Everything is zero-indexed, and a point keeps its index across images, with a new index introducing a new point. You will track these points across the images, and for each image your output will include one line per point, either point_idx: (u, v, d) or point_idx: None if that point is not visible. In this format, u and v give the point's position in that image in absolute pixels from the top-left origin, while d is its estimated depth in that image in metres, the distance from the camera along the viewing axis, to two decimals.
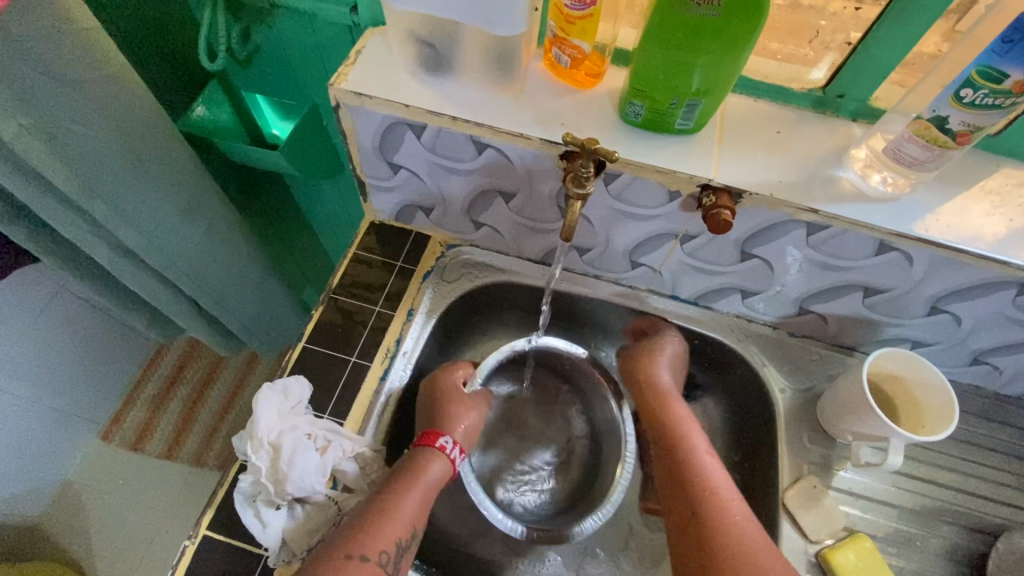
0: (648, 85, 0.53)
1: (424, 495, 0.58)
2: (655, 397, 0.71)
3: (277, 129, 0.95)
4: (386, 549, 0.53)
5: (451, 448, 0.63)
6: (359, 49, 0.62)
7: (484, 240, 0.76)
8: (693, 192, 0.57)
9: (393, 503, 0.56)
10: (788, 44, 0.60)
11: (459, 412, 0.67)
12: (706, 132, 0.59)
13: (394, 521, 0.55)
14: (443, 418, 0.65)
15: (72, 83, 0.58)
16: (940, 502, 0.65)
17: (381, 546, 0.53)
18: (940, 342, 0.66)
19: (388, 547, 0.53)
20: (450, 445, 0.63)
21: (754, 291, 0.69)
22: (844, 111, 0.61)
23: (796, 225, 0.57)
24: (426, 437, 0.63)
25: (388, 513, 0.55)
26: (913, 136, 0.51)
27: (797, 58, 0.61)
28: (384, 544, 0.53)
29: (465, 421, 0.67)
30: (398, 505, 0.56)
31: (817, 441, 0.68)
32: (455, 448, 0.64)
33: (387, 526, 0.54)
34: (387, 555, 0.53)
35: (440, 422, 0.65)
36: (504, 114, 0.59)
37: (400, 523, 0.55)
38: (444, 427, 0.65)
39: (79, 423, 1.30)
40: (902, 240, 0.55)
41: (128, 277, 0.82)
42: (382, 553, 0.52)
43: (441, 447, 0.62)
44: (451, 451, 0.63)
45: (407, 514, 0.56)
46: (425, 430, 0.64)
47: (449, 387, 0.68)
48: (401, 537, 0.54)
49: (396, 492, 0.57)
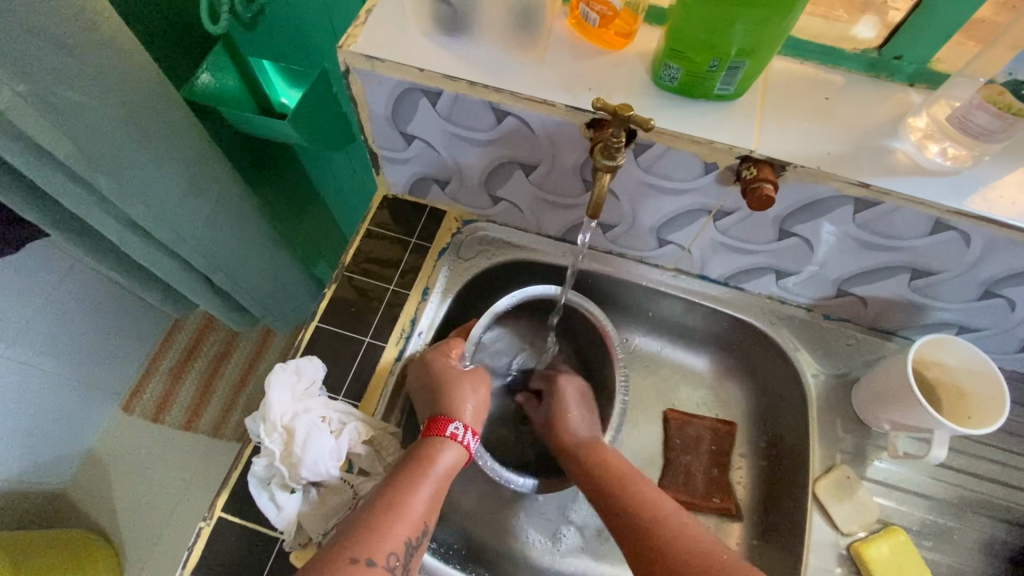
0: (685, 45, 0.48)
1: (433, 490, 0.53)
2: (577, 448, 0.64)
3: (287, 98, 0.89)
4: (394, 551, 0.49)
5: (463, 435, 0.59)
6: (369, 8, 0.58)
7: (502, 215, 0.72)
8: (732, 164, 0.53)
9: (401, 502, 0.51)
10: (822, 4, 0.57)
11: (464, 393, 0.61)
12: (748, 98, 0.54)
13: (404, 520, 0.51)
14: (450, 401, 0.60)
15: (70, 49, 0.54)
16: (980, 494, 0.62)
17: (390, 548, 0.48)
18: (988, 328, 0.62)
19: (397, 548, 0.49)
20: (462, 432, 0.59)
21: (790, 271, 0.64)
22: (900, 74, 0.55)
23: (844, 202, 0.53)
24: (435, 425, 0.59)
25: (398, 512, 0.51)
26: (984, 103, 0.46)
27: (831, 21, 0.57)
28: (392, 546, 0.49)
29: (472, 400, 0.61)
30: (407, 503, 0.51)
31: (851, 429, 0.65)
32: (467, 434, 0.59)
33: (396, 525, 0.50)
34: (395, 558, 0.48)
35: (450, 406, 0.59)
36: (528, 78, 0.54)
37: (409, 522, 0.51)
38: (454, 411, 0.60)
39: (99, 394, 1.32)
40: (960, 218, 0.50)
41: (137, 252, 0.80)
42: (391, 556, 0.48)
43: (452, 435, 0.58)
44: (464, 438, 0.59)
45: (417, 511, 0.52)
46: (432, 418, 0.59)
47: (446, 370, 0.61)
48: (411, 537, 0.50)
49: (404, 488, 0.52)
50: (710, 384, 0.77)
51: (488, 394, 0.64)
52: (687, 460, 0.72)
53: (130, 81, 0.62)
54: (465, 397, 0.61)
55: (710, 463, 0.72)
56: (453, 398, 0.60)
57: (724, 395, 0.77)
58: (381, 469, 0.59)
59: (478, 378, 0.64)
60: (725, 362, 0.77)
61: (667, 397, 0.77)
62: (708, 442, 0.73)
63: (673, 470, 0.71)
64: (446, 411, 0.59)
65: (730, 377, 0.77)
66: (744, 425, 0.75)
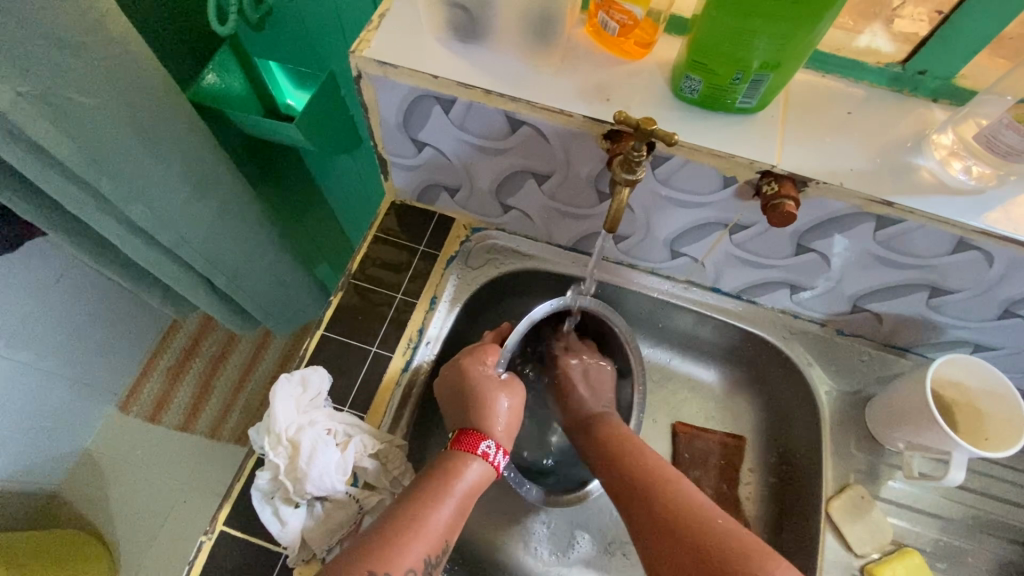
0: (708, 57, 0.47)
1: (456, 506, 0.52)
2: (593, 431, 0.64)
3: (292, 99, 0.90)
4: (412, 567, 0.47)
5: (495, 454, 0.57)
6: (382, 12, 0.56)
7: (512, 224, 0.71)
8: (751, 179, 0.52)
9: (423, 516, 0.50)
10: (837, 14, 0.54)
11: (495, 408, 0.58)
12: (770, 111, 0.53)
13: (424, 536, 0.49)
14: (483, 417, 0.57)
15: (73, 50, 0.53)
16: (993, 515, 0.61)
17: (408, 565, 0.47)
18: (1006, 347, 0.61)
19: (415, 564, 0.47)
20: (495, 450, 0.57)
21: (804, 286, 0.63)
22: (923, 89, 0.54)
23: (866, 219, 0.52)
24: (466, 439, 0.56)
25: (418, 527, 0.49)
26: (1014, 123, 0.44)
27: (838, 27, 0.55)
28: (410, 563, 0.47)
29: (504, 413, 0.59)
30: (429, 517, 0.50)
31: (864, 447, 0.64)
32: (499, 454, 0.57)
33: (415, 541, 0.48)
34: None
35: (482, 422, 0.57)
36: (544, 87, 0.53)
37: (429, 540, 0.49)
38: (486, 429, 0.57)
39: (96, 394, 1.30)
40: (985, 239, 0.49)
41: (139, 254, 0.79)
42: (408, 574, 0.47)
43: (483, 454, 0.56)
44: (495, 457, 0.57)
45: (438, 526, 0.50)
46: (465, 431, 0.57)
47: (478, 380, 0.59)
48: (430, 555, 0.49)
49: (428, 503, 0.51)
50: (718, 397, 0.76)
51: (521, 407, 0.61)
52: (696, 474, 0.71)
53: (136, 83, 0.60)
54: (499, 411, 0.58)
55: (719, 478, 0.71)
56: (488, 412, 0.58)
57: (733, 409, 0.76)
58: (386, 484, 0.58)
59: (513, 390, 0.61)
60: (734, 376, 0.76)
61: (675, 409, 0.76)
62: (717, 457, 0.72)
63: None
64: (480, 428, 0.57)
65: (739, 391, 0.76)
66: (752, 439, 0.74)
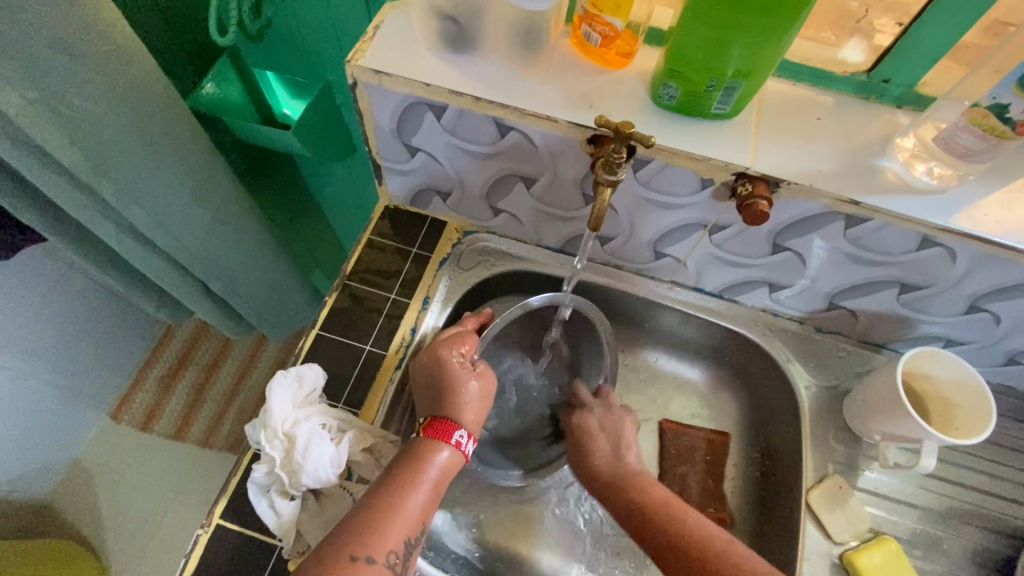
0: (684, 66, 0.50)
1: (430, 491, 0.53)
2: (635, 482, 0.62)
3: (288, 109, 0.91)
4: (394, 549, 0.49)
5: (466, 443, 0.57)
6: (377, 24, 0.59)
7: (502, 227, 0.74)
8: (727, 180, 0.54)
9: (398, 501, 0.51)
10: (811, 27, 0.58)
11: (462, 397, 0.58)
12: (744, 117, 0.56)
13: (402, 519, 0.50)
14: (456, 405, 0.58)
15: (78, 57, 0.55)
16: (967, 504, 0.64)
17: (389, 546, 0.49)
18: (975, 341, 0.64)
19: (396, 546, 0.49)
20: (466, 439, 0.57)
21: (782, 284, 0.66)
22: (888, 97, 0.57)
23: (835, 218, 0.55)
24: (438, 427, 0.56)
25: (396, 511, 0.50)
26: (969, 125, 0.48)
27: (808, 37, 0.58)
28: (392, 545, 0.49)
29: (473, 405, 0.58)
30: (404, 501, 0.51)
31: (842, 439, 0.66)
32: (469, 442, 0.57)
33: (393, 525, 0.50)
34: (395, 556, 0.49)
35: (454, 411, 0.57)
36: (531, 94, 0.56)
37: (408, 522, 0.51)
38: (457, 418, 0.57)
39: (88, 402, 1.30)
40: (945, 235, 0.52)
41: (137, 258, 0.81)
42: (390, 555, 0.48)
43: (456, 444, 0.56)
44: (466, 446, 0.57)
45: (415, 510, 0.51)
46: (437, 419, 0.57)
47: (447, 367, 0.59)
48: (410, 536, 0.50)
49: (402, 489, 0.52)
50: (703, 394, 0.79)
51: (491, 394, 0.61)
52: (681, 470, 0.72)
53: (139, 91, 0.63)
54: (468, 399, 0.58)
55: (705, 473, 0.73)
56: (461, 398, 0.58)
57: (717, 405, 0.78)
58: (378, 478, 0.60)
59: (486, 378, 0.61)
60: (717, 374, 0.79)
61: (661, 407, 0.78)
62: (703, 453, 0.74)
63: (669, 481, 0.72)
64: (451, 417, 0.57)
65: (722, 389, 0.79)
66: (736, 434, 0.76)
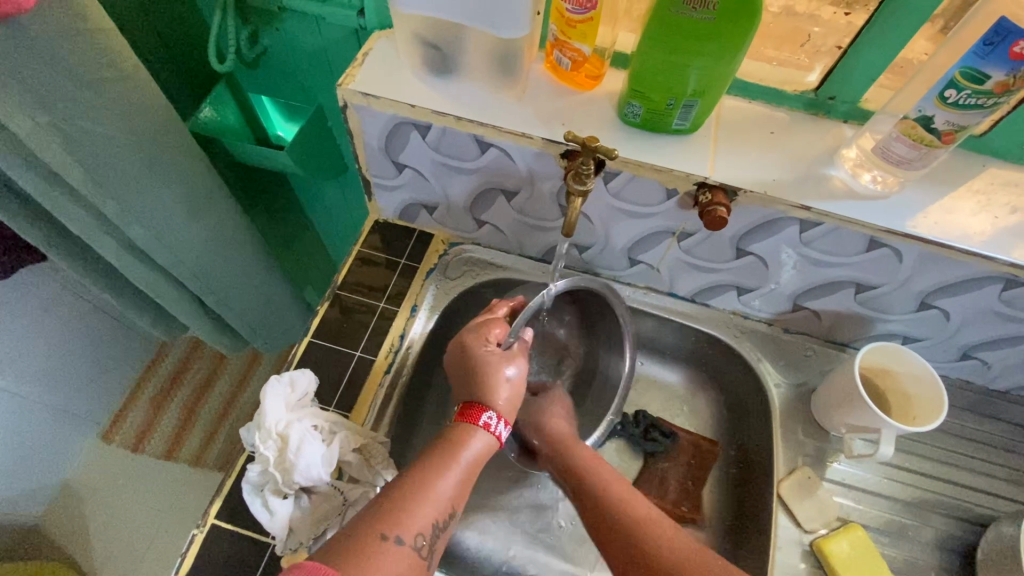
0: (645, 86, 0.55)
1: (463, 474, 0.55)
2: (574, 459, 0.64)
3: (282, 131, 0.96)
4: (421, 532, 0.50)
5: (496, 425, 0.58)
6: (365, 51, 0.64)
7: (487, 238, 0.78)
8: (690, 190, 0.59)
9: (429, 483, 0.53)
10: (784, 51, 0.63)
11: (498, 382, 0.60)
12: (703, 132, 0.61)
13: (431, 501, 0.52)
14: (488, 389, 0.60)
15: (87, 85, 0.60)
16: (932, 493, 0.67)
17: (418, 529, 0.50)
18: (930, 338, 0.68)
19: (423, 529, 0.50)
20: (496, 421, 0.58)
21: (750, 288, 0.70)
22: (835, 112, 0.63)
23: (790, 223, 0.59)
24: (470, 412, 0.59)
25: (426, 493, 0.52)
26: (901, 136, 0.53)
27: (759, 57, 0.63)
28: (419, 528, 0.50)
29: (508, 388, 0.60)
30: (435, 485, 0.53)
31: (811, 433, 0.70)
32: (500, 424, 0.59)
33: (422, 506, 0.51)
34: (422, 539, 0.50)
35: (484, 395, 0.59)
36: (508, 113, 0.61)
37: (436, 506, 0.52)
38: (488, 401, 0.59)
39: (79, 422, 1.31)
40: (891, 237, 0.57)
41: (136, 275, 0.84)
42: (418, 537, 0.50)
43: (485, 425, 0.58)
44: (496, 428, 0.58)
45: (445, 494, 0.53)
46: (469, 404, 0.59)
47: (478, 354, 0.61)
48: (438, 519, 0.52)
49: (432, 473, 0.53)
50: (682, 395, 0.82)
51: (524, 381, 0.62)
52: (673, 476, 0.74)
53: (141, 115, 0.67)
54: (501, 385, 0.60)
55: (686, 474, 0.74)
56: (493, 382, 0.60)
57: (696, 406, 0.82)
58: (371, 478, 0.62)
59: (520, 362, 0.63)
60: (695, 376, 0.82)
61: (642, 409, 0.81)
62: (688, 456, 0.75)
63: (649, 475, 0.75)
64: (483, 400, 0.59)
65: (700, 390, 0.82)
66: (714, 434, 0.80)
